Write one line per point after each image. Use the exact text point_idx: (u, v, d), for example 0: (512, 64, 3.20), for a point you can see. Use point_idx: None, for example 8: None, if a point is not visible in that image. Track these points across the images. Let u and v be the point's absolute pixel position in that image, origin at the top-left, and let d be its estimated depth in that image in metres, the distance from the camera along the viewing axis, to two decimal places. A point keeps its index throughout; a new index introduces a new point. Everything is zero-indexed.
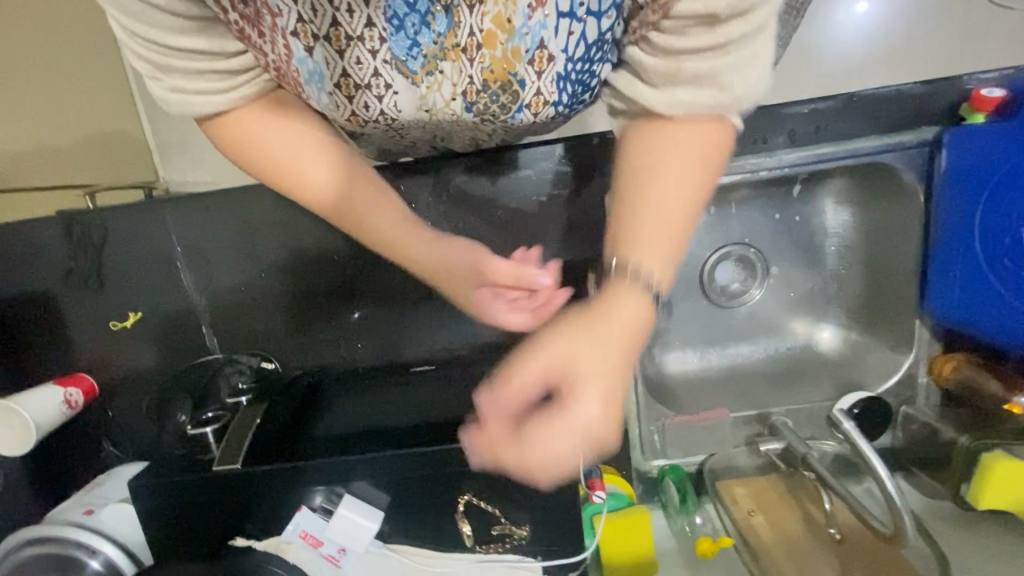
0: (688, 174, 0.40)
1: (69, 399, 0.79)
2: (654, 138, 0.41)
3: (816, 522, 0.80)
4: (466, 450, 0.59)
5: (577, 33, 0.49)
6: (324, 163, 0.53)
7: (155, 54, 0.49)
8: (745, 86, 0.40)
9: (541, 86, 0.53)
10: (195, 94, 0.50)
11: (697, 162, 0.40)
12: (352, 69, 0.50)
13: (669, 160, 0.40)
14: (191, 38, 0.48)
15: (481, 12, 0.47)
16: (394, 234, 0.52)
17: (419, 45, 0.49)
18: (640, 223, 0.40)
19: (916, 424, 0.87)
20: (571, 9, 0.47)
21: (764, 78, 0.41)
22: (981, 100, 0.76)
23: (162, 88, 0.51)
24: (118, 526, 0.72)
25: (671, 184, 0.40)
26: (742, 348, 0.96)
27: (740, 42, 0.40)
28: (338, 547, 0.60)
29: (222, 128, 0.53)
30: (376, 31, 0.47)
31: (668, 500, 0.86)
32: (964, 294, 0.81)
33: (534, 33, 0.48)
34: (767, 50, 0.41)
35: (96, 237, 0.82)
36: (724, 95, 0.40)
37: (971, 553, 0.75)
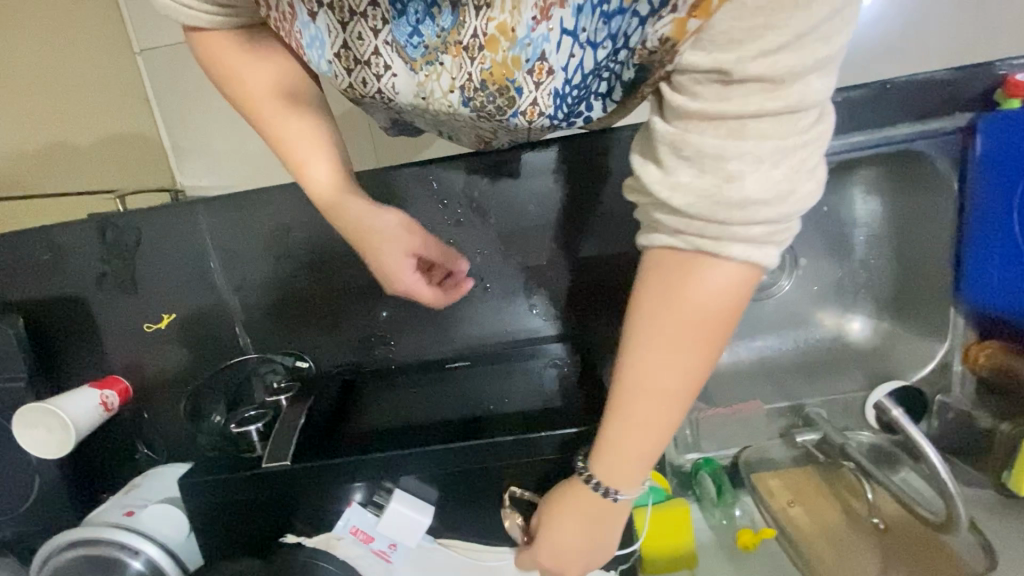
0: (696, 350, 0.44)
1: (105, 401, 0.80)
2: (672, 316, 0.43)
3: (857, 512, 0.80)
4: (513, 444, 0.59)
5: (579, 58, 0.48)
6: (312, 146, 0.61)
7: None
8: (749, 184, 0.38)
9: (537, 97, 0.51)
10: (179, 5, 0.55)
11: (707, 336, 0.43)
12: (354, 43, 0.53)
13: (679, 344, 0.44)
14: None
15: (487, 15, 0.47)
16: (352, 214, 0.61)
17: (420, 35, 0.51)
18: (644, 410, 0.46)
19: (951, 413, 0.86)
20: (574, 29, 0.46)
21: (778, 175, 0.38)
22: (1017, 86, 0.75)
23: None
24: (159, 526, 0.72)
25: (677, 372, 0.44)
26: (770, 340, 0.96)
27: (752, 118, 0.37)
28: (389, 542, 0.59)
29: (232, 77, 0.59)
30: (379, 11, 0.50)
31: (705, 493, 0.86)
32: (1001, 279, 0.81)
33: (536, 45, 0.47)
34: (786, 146, 0.37)
35: (128, 239, 0.82)
36: (723, 191, 0.38)
37: (1016, 540, 0.75)
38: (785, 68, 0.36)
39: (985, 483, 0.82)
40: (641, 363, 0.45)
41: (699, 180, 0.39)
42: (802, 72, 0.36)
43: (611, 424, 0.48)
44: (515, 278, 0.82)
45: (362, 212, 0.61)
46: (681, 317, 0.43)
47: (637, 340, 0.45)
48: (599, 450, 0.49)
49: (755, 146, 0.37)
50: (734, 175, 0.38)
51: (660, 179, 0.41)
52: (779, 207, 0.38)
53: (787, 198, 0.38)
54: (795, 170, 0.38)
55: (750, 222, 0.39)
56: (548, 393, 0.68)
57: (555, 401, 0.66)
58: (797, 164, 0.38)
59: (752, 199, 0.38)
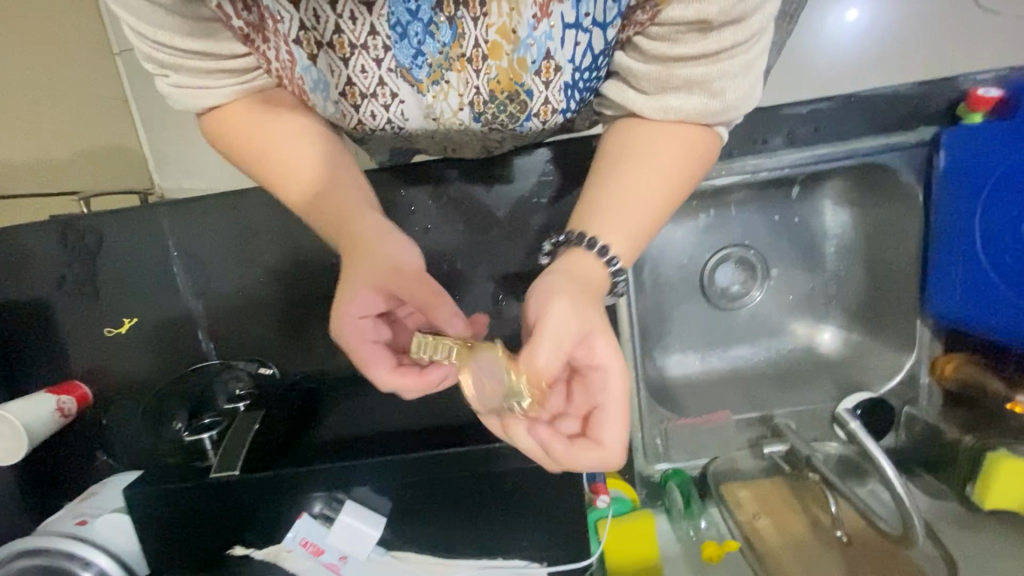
0: (669, 155, 0.46)
1: (62, 407, 0.78)
2: (640, 129, 0.48)
3: (822, 525, 0.80)
4: (468, 454, 0.58)
5: (584, 43, 0.50)
6: (310, 154, 0.53)
7: (161, 55, 0.50)
8: (729, 91, 0.46)
9: (549, 96, 0.54)
10: (194, 91, 0.52)
11: (680, 155, 0.46)
12: (357, 77, 0.51)
13: (652, 147, 0.46)
14: (191, 38, 0.50)
15: (486, 23, 0.47)
16: (359, 227, 0.51)
17: (424, 55, 0.49)
18: (619, 196, 0.45)
19: (918, 425, 0.86)
20: (577, 19, 0.48)
21: (746, 86, 0.46)
22: (978, 100, 0.76)
23: (168, 84, 0.53)
24: (112, 536, 0.70)
25: (653, 171, 0.45)
26: (742, 351, 0.96)
27: (728, 51, 0.45)
28: (339, 554, 0.58)
29: (224, 121, 0.54)
30: (379, 39, 0.49)
31: (672, 504, 0.86)
32: (966, 293, 0.81)
33: (540, 43, 0.49)
34: (751, 58, 0.46)
35: (90, 242, 0.81)
36: (711, 102, 0.46)
37: (978, 553, 0.75)
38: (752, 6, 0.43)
39: (949, 495, 0.82)
40: (611, 161, 0.47)
41: (688, 95, 0.46)
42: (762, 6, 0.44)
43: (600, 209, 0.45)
44: (485, 284, 0.81)
45: (364, 226, 0.51)
46: (654, 127, 0.47)
47: (620, 145, 0.47)
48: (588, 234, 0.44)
49: (734, 57, 0.45)
50: (720, 88, 0.45)
51: (651, 103, 0.47)
52: (744, 107, 0.48)
53: (749, 96, 0.47)
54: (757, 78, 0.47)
55: (728, 116, 0.47)
56: None
57: None
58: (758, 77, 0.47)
59: (732, 105, 0.46)
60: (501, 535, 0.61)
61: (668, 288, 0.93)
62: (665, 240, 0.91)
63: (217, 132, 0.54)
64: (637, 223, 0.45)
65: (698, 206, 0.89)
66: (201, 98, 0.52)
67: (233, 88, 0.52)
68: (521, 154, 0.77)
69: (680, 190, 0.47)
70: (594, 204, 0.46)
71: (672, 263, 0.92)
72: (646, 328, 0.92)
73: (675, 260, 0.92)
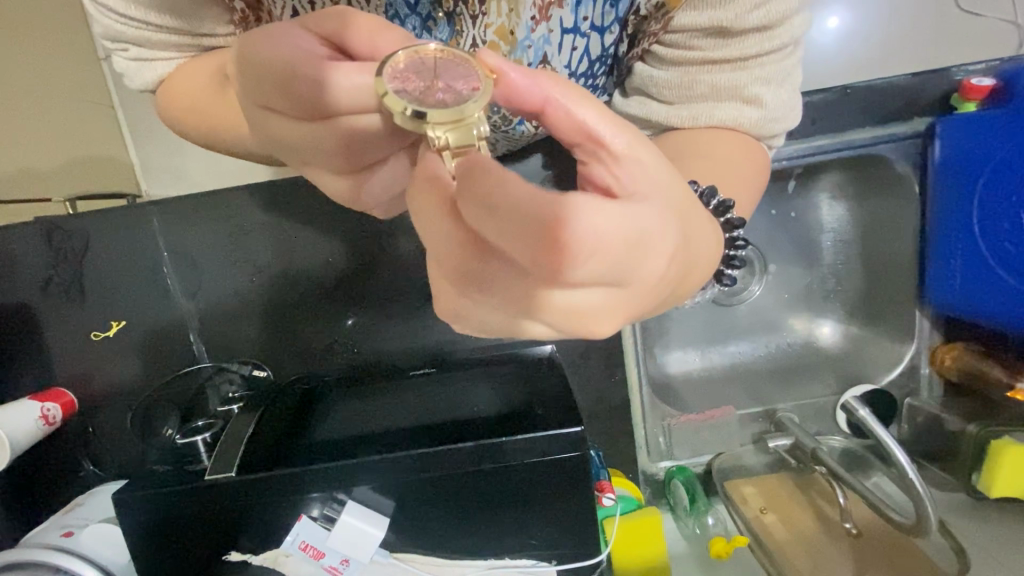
0: (723, 157, 0.49)
1: (46, 414, 0.75)
2: (690, 139, 0.50)
3: (831, 519, 0.80)
4: (476, 449, 0.56)
5: (580, 48, 0.51)
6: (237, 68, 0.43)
7: (127, 31, 0.47)
8: (766, 97, 0.49)
9: None
10: (157, 64, 0.49)
11: (744, 175, 0.49)
12: None
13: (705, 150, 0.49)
14: (158, 14, 0.46)
15: (484, 23, 0.46)
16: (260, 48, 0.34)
17: None
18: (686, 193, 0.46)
19: (920, 416, 0.87)
20: (575, 24, 0.49)
21: (783, 94, 0.50)
22: (974, 89, 0.76)
23: (127, 58, 0.50)
24: (100, 548, 0.67)
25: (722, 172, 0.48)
26: (742, 346, 0.95)
27: (754, 58, 0.48)
28: (341, 557, 0.56)
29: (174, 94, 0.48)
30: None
31: (678, 502, 0.85)
32: (964, 281, 0.82)
33: (537, 47, 0.48)
34: (782, 70, 0.49)
35: (76, 243, 0.78)
36: (747, 109, 0.50)
37: (990, 542, 0.74)
38: (774, 15, 0.47)
39: (957, 486, 0.82)
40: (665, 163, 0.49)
41: (722, 103, 0.50)
42: (786, 17, 0.48)
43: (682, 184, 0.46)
44: None
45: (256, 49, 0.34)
46: (701, 131, 0.51)
47: (713, 146, 0.49)
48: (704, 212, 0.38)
49: (762, 69, 0.49)
50: (755, 96, 0.49)
51: (666, 109, 0.52)
52: (784, 114, 0.51)
53: (791, 107, 0.51)
54: (788, 86, 0.50)
55: (771, 121, 0.50)
56: (514, 394, 0.65)
57: (520, 404, 0.63)
58: (792, 87, 0.51)
59: (768, 113, 0.50)
60: (508, 535, 0.59)
61: None
62: None
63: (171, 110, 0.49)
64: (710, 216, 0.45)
65: None
66: (161, 69, 0.49)
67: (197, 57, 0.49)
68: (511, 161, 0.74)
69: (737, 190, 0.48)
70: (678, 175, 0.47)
71: None
72: (647, 325, 0.91)
73: None
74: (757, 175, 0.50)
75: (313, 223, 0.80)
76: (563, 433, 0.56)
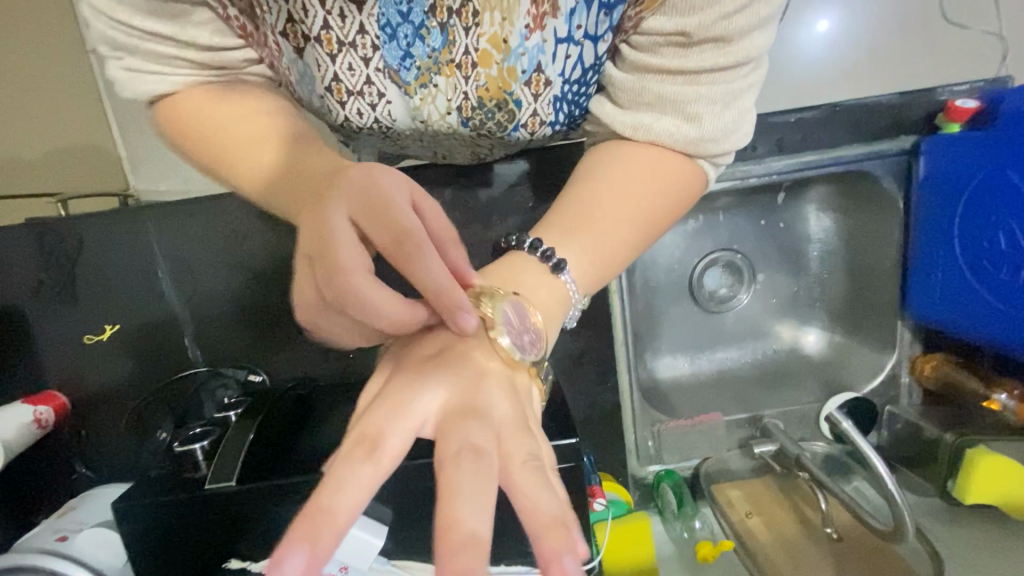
0: (664, 189, 0.47)
1: (38, 418, 0.74)
2: (637, 159, 0.47)
3: (812, 521, 0.83)
4: None
5: (574, 56, 0.50)
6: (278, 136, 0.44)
7: (121, 36, 0.48)
8: (703, 115, 0.47)
9: (538, 108, 0.54)
10: (147, 75, 0.48)
11: (668, 189, 0.47)
12: (344, 74, 0.50)
13: (649, 178, 0.47)
14: (152, 21, 0.47)
15: (477, 33, 0.48)
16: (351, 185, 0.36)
17: (412, 57, 0.49)
18: (617, 232, 0.45)
19: (900, 423, 0.90)
20: (569, 34, 0.49)
21: (726, 115, 0.47)
22: (958, 111, 0.78)
23: (121, 66, 0.50)
24: (94, 552, 0.67)
25: (634, 198, 0.46)
26: (729, 352, 0.97)
27: (705, 73, 0.46)
28: (339, 565, 0.57)
29: (173, 111, 0.49)
30: (367, 38, 0.48)
31: (666, 505, 0.88)
32: (944, 294, 0.84)
33: (531, 55, 0.49)
34: (730, 91, 0.47)
35: (69, 246, 0.77)
36: (683, 128, 0.47)
37: (962, 546, 0.78)
38: (736, 28, 0.45)
39: (933, 491, 0.86)
40: (604, 183, 0.46)
41: (667, 117, 0.47)
42: (747, 31, 0.45)
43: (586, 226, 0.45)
44: None
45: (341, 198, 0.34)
46: (652, 151, 0.48)
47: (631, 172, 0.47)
48: (593, 253, 0.45)
49: (697, 86, 0.46)
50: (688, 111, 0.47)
51: (623, 118, 0.49)
52: (723, 140, 0.48)
53: (734, 133, 0.48)
54: (732, 110, 0.47)
55: (704, 138, 0.47)
56: None
57: None
58: (739, 110, 0.48)
59: (705, 135, 0.47)
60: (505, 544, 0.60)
61: (658, 292, 0.93)
62: (655, 247, 0.92)
63: (166, 124, 0.50)
64: (623, 262, 0.47)
65: (687, 212, 0.91)
66: (147, 81, 0.48)
67: (191, 76, 0.49)
68: (502, 161, 0.78)
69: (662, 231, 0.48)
70: (579, 213, 0.46)
71: (662, 267, 0.93)
72: (638, 331, 0.92)
73: (665, 265, 0.93)
74: (682, 182, 0.48)
75: None
76: (563, 444, 0.58)
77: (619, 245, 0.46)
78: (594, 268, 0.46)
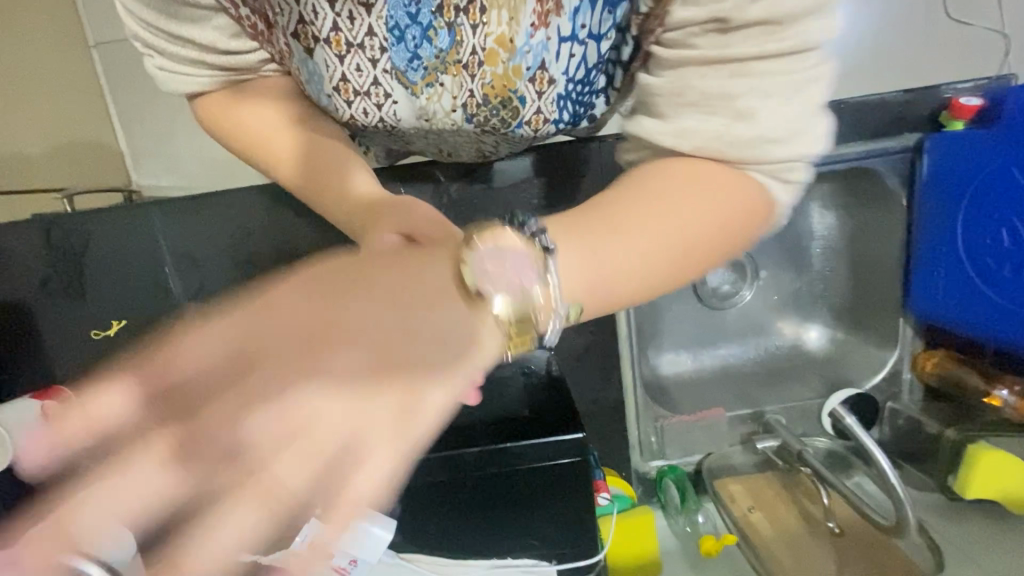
0: (712, 225, 0.44)
1: (47, 413, 0.75)
2: (702, 178, 0.44)
3: (814, 517, 0.84)
4: (484, 453, 0.58)
5: (578, 55, 0.51)
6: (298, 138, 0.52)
7: (152, 36, 0.52)
8: (759, 111, 0.42)
9: (541, 106, 0.54)
10: (179, 75, 0.53)
11: (714, 224, 0.44)
12: (352, 74, 0.51)
13: (703, 207, 0.44)
14: (179, 24, 0.51)
15: (484, 32, 0.48)
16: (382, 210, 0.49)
17: (419, 58, 0.50)
18: (642, 257, 0.44)
19: (901, 419, 0.91)
20: (574, 31, 0.49)
21: (789, 109, 0.43)
22: (961, 109, 0.78)
23: (154, 65, 0.53)
24: None
25: (673, 227, 0.44)
26: (731, 348, 0.98)
27: (755, 63, 0.42)
28: (349, 558, 0.58)
29: (205, 108, 0.55)
30: (376, 40, 0.49)
31: (669, 500, 0.89)
32: (947, 290, 0.85)
33: (536, 52, 0.49)
34: (787, 83, 0.42)
35: (76, 242, 0.78)
36: (732, 127, 0.43)
37: (962, 540, 0.79)
38: (781, 10, 0.41)
39: (933, 486, 0.87)
40: (648, 206, 0.44)
41: (715, 117, 0.43)
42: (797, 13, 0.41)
43: (616, 248, 0.44)
44: None
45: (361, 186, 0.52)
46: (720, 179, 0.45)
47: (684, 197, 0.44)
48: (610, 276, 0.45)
49: (749, 81, 0.42)
50: (739, 107, 0.43)
51: (661, 125, 0.46)
52: (779, 139, 0.43)
53: (795, 130, 0.43)
54: (790, 106, 0.43)
55: (759, 136, 0.43)
56: (518, 396, 0.68)
57: (526, 409, 0.65)
58: (804, 101, 0.43)
59: (762, 136, 0.43)
60: (512, 536, 0.61)
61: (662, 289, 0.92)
62: None
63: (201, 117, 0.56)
64: (641, 292, 0.46)
65: None
66: (180, 81, 0.53)
67: (216, 77, 0.53)
68: (505, 159, 0.78)
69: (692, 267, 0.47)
70: (615, 230, 0.44)
71: None
72: (642, 327, 0.92)
73: None
74: (733, 218, 0.45)
75: (315, 223, 0.80)
76: (568, 439, 0.59)
77: (644, 276, 0.45)
78: (611, 292, 0.45)
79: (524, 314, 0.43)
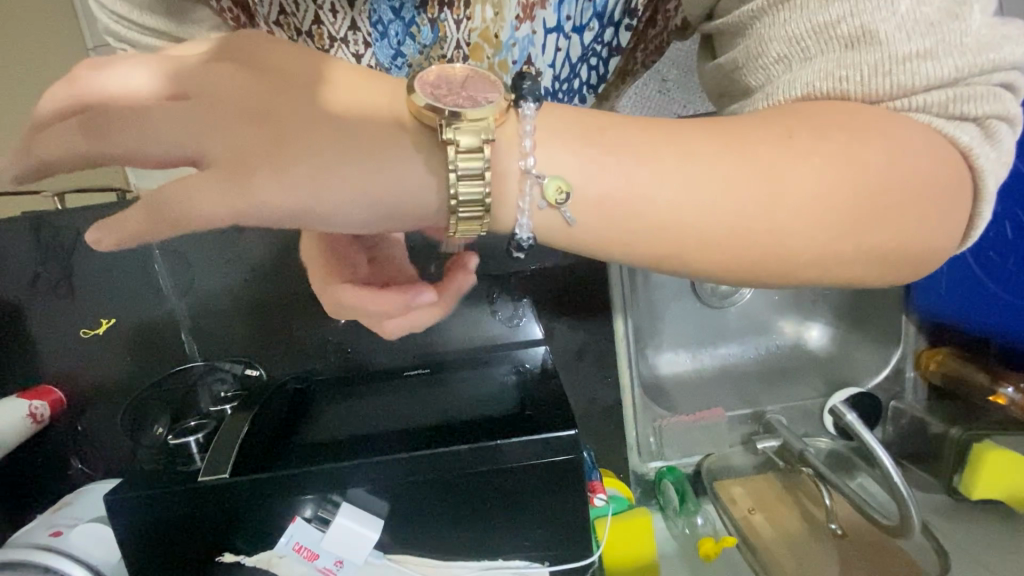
0: (829, 162, 0.27)
1: (34, 413, 0.74)
2: (844, 107, 0.29)
3: (817, 519, 0.81)
4: (473, 451, 0.57)
5: (563, 49, 0.51)
6: None
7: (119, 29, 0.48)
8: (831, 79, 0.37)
9: None
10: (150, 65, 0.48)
11: (847, 171, 0.27)
12: None
13: (846, 155, 0.27)
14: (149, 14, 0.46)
15: (468, 27, 0.47)
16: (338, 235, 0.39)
17: (403, 56, 0.49)
18: (707, 210, 0.28)
19: (905, 418, 0.89)
20: (558, 23, 0.49)
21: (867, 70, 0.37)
22: None
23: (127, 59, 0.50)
24: (89, 548, 0.67)
25: (779, 161, 0.27)
26: (730, 348, 0.93)
27: None
28: (335, 558, 0.56)
29: None
30: (360, 34, 0.47)
31: (668, 502, 0.87)
32: (950, 287, 0.83)
33: (521, 46, 0.49)
34: None
35: (67, 239, 0.77)
36: (851, 56, 0.29)
37: (969, 542, 0.77)
38: None
39: (939, 487, 0.85)
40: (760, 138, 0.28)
41: (828, 57, 0.29)
42: None
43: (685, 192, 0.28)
44: (478, 284, 0.80)
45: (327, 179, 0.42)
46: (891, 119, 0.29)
47: (808, 125, 0.28)
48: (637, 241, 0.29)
49: None
50: (863, 28, 0.28)
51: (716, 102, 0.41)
52: (955, 56, 0.28)
53: (982, 42, 0.28)
54: (959, 6, 0.28)
55: (915, 54, 0.28)
56: (511, 393, 0.67)
57: (517, 406, 0.64)
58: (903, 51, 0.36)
59: (921, 51, 0.28)
60: (500, 536, 0.60)
61: (659, 287, 0.89)
62: None
63: None
64: (690, 258, 0.29)
65: None
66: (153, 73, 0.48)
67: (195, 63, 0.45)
68: None
69: (809, 239, 0.28)
70: (688, 164, 0.28)
71: None
72: (639, 326, 0.88)
73: None
74: (884, 178, 0.28)
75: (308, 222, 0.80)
76: (560, 435, 0.58)
77: (697, 224, 0.28)
78: (619, 245, 0.29)
79: (471, 162, 0.26)
